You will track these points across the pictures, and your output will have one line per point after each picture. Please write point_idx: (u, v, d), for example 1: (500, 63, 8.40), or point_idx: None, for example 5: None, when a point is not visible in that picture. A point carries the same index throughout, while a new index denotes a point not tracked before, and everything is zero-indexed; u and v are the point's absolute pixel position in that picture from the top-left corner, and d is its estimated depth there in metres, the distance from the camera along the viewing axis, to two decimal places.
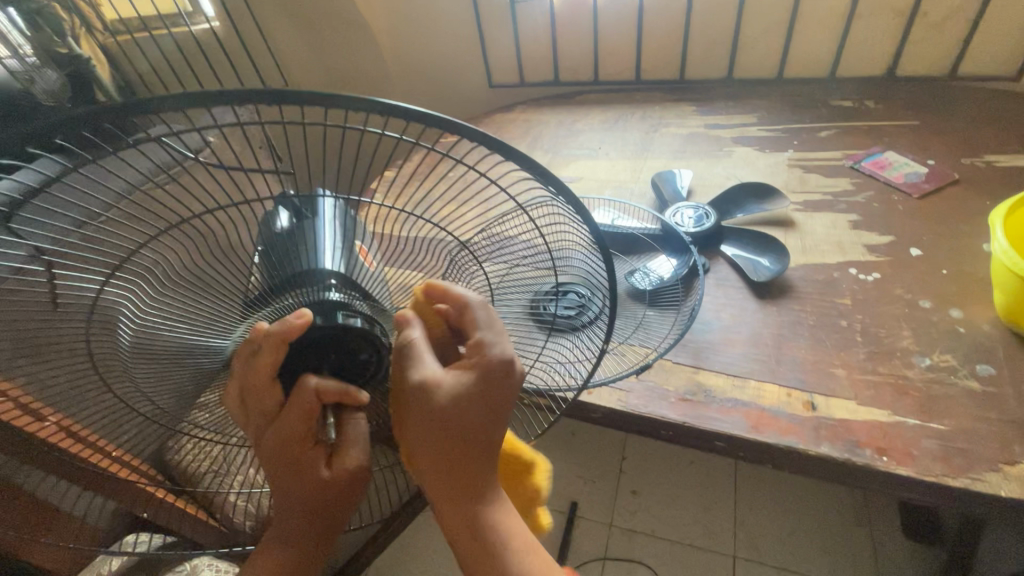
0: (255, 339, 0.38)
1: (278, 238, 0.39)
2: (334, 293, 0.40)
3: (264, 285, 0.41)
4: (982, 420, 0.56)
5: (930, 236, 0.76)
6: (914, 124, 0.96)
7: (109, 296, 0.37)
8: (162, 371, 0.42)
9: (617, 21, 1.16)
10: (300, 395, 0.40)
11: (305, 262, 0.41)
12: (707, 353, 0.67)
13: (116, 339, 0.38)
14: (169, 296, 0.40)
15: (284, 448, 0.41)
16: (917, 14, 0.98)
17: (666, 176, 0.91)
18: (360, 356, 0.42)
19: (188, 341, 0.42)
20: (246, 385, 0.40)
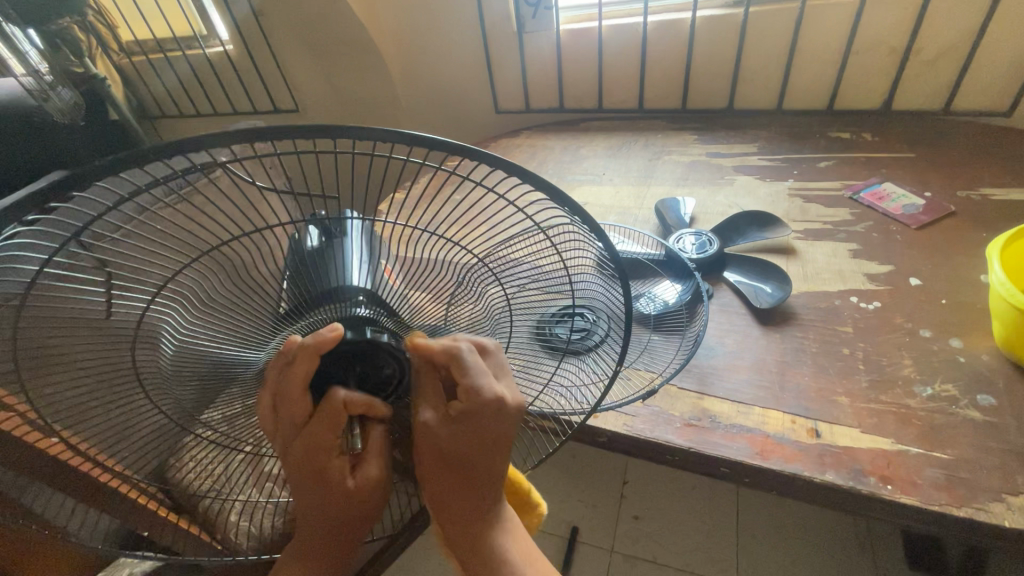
0: (290, 350, 0.39)
1: (308, 255, 0.41)
2: (363, 309, 0.43)
3: (296, 301, 0.43)
4: (984, 449, 0.57)
5: (929, 266, 0.77)
6: (911, 157, 0.99)
7: (154, 314, 0.38)
8: (194, 384, 0.43)
9: (621, 53, 1.20)
10: (328, 406, 0.40)
11: (334, 278, 0.42)
12: (711, 378, 0.68)
13: (157, 354, 0.40)
14: (207, 312, 0.41)
15: (311, 459, 0.42)
16: (911, 51, 1.02)
17: (670, 204, 0.93)
18: (383, 371, 0.43)
19: (223, 355, 0.43)
20: (280, 393, 0.40)
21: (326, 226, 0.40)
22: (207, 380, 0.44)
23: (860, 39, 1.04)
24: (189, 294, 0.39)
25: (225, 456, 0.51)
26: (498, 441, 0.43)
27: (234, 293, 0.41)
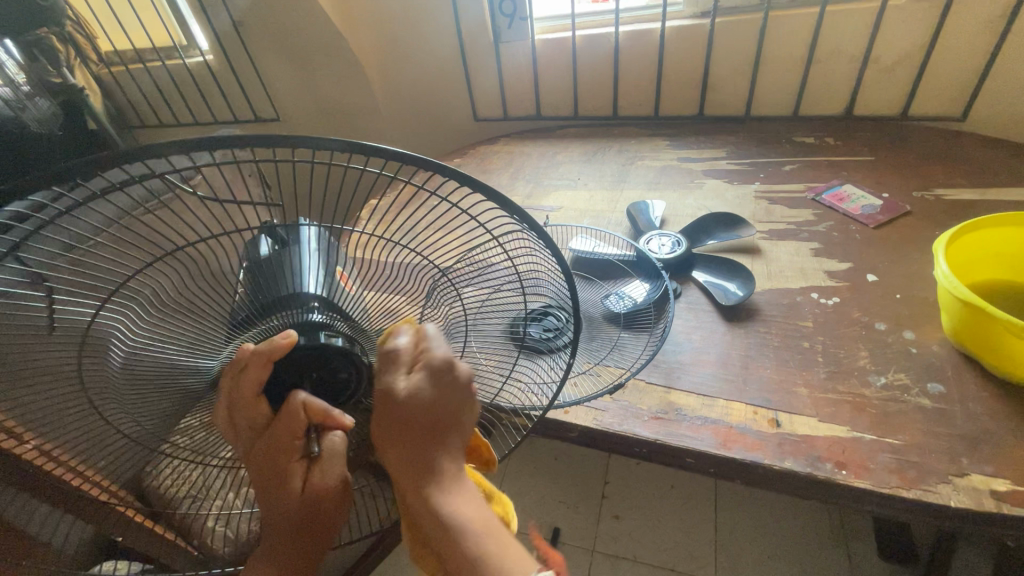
0: (242, 357, 0.41)
1: (263, 262, 0.43)
2: (316, 315, 0.43)
3: (244, 310, 0.42)
4: (933, 434, 0.59)
5: (885, 263, 0.81)
6: (871, 160, 1.03)
7: (102, 321, 0.39)
8: (149, 393, 0.44)
9: (595, 62, 1.23)
10: (287, 406, 0.42)
11: (287, 284, 0.43)
12: (678, 373, 0.70)
13: (107, 360, 0.40)
14: (160, 320, 0.42)
15: (271, 459, 0.43)
16: (869, 60, 1.07)
17: (641, 207, 0.96)
18: (340, 374, 0.44)
19: (177, 362, 0.44)
20: (236, 398, 0.42)
21: (277, 231, 0.43)
22: (162, 389, 0.44)
23: (821, 48, 1.08)
24: (140, 301, 0.41)
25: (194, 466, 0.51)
26: (445, 407, 0.42)
27: (186, 301, 0.42)
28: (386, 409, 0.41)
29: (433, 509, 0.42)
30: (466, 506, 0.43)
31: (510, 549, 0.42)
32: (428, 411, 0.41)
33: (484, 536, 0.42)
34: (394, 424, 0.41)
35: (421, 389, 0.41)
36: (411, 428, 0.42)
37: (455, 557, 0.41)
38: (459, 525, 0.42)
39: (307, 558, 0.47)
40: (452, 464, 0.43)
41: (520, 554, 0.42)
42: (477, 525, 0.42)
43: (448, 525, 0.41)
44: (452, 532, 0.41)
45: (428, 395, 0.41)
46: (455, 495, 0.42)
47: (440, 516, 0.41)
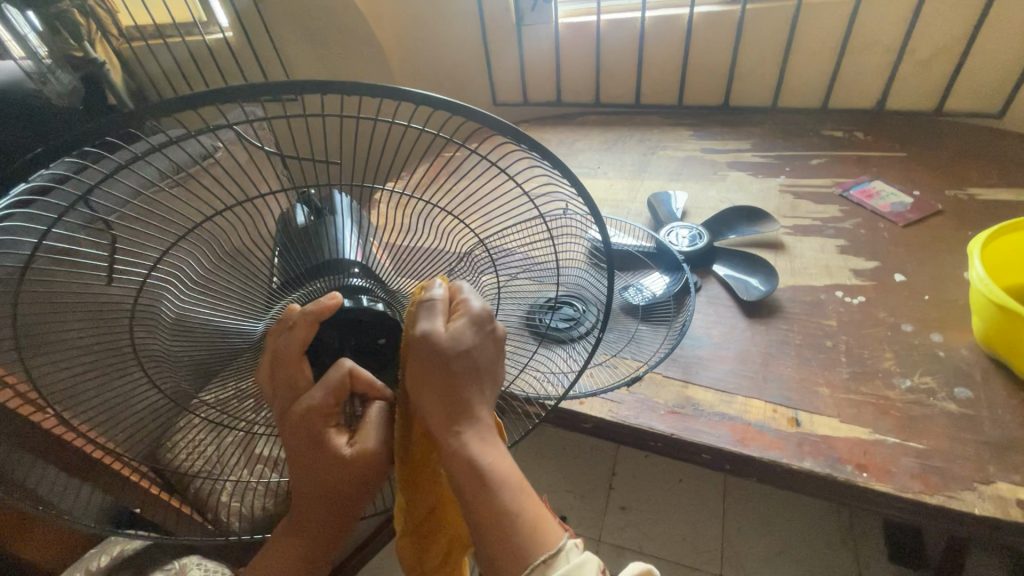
0: (291, 317, 0.40)
1: (299, 231, 0.44)
2: (357, 279, 0.45)
3: (294, 269, 0.45)
4: (959, 440, 0.58)
5: (914, 263, 0.78)
6: (901, 156, 1.00)
7: (155, 282, 0.40)
8: (197, 353, 0.44)
9: (620, 48, 1.21)
10: (333, 374, 0.41)
11: (330, 250, 0.46)
12: (696, 368, 0.69)
13: (158, 317, 0.41)
14: (209, 280, 0.43)
15: (307, 423, 0.41)
16: (905, 51, 1.03)
17: (662, 198, 0.94)
18: (377, 341, 0.44)
19: (225, 323, 0.44)
20: (279, 357, 0.41)
21: (314, 202, 0.43)
22: (208, 347, 0.44)
23: (856, 38, 1.04)
24: (189, 262, 0.41)
25: (220, 433, 0.49)
26: (480, 361, 0.41)
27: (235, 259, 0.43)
28: (425, 353, 0.40)
29: (469, 460, 0.40)
30: (501, 463, 0.41)
31: (541, 513, 0.41)
32: (467, 359, 0.40)
33: (519, 495, 0.40)
34: (433, 368, 0.40)
35: (463, 335, 0.40)
36: (449, 376, 0.40)
37: (490, 512, 0.39)
38: (494, 477, 0.40)
39: (337, 516, 0.47)
40: (485, 413, 0.42)
41: (546, 515, 0.41)
42: (509, 482, 0.40)
43: (483, 476, 0.40)
44: (485, 485, 0.39)
45: (469, 340, 0.40)
46: (489, 454, 0.41)
47: (475, 468, 0.40)
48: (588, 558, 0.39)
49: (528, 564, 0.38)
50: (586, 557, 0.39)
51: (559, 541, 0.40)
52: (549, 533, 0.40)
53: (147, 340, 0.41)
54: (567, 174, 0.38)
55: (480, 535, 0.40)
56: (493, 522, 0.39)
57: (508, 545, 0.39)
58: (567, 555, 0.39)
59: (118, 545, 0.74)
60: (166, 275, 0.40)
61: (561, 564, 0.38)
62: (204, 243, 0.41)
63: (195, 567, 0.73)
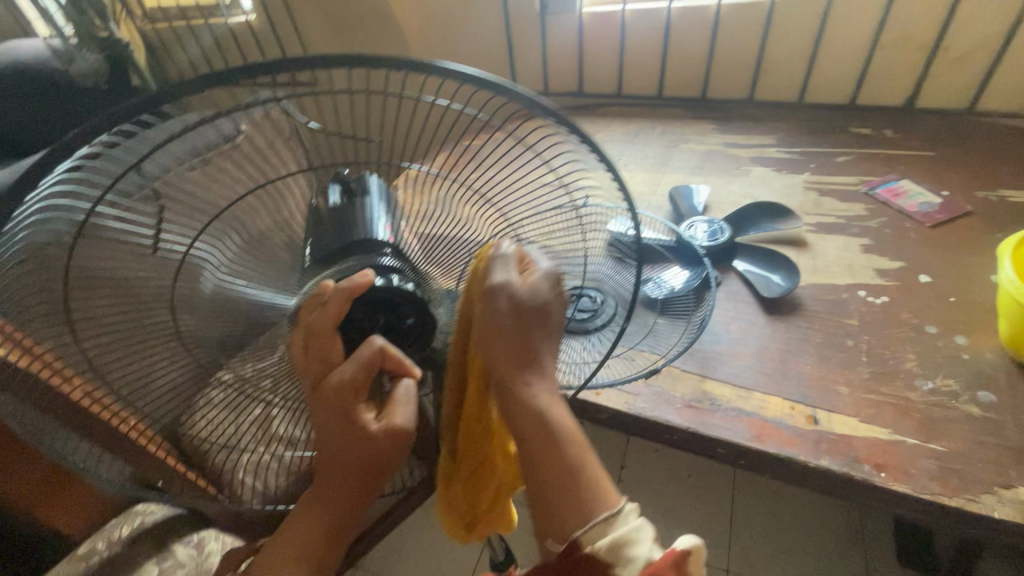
0: (324, 293, 0.41)
1: (333, 211, 0.45)
2: (388, 259, 0.45)
3: (325, 248, 0.46)
4: (981, 444, 0.57)
5: (940, 264, 0.77)
6: (930, 155, 0.98)
7: (198, 251, 0.43)
8: (233, 323, 0.46)
9: (644, 39, 1.19)
10: (364, 351, 0.42)
11: (362, 230, 0.46)
12: (714, 363, 0.69)
13: (199, 284, 0.43)
14: (246, 250, 0.45)
15: (337, 396, 0.42)
16: (939, 48, 1.00)
17: (683, 191, 0.93)
18: (406, 322, 0.44)
19: (260, 294, 0.46)
20: (311, 332, 0.41)
21: (347, 182, 0.46)
22: (244, 318, 0.46)
23: (889, 34, 1.02)
24: (226, 236, 0.44)
25: (247, 408, 0.49)
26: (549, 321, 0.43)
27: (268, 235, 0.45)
28: (504, 305, 0.41)
29: (537, 412, 0.42)
30: (566, 419, 0.43)
31: (600, 473, 0.43)
32: (542, 313, 0.42)
33: (582, 452, 0.43)
34: (507, 322, 0.41)
35: (540, 288, 0.42)
36: (522, 332, 0.42)
37: (555, 463, 0.41)
38: (560, 430, 0.42)
39: (364, 486, 0.49)
40: (551, 368, 0.44)
41: (604, 476, 0.43)
42: (573, 437, 0.43)
43: (550, 428, 0.42)
44: (551, 437, 0.42)
45: (546, 296, 0.42)
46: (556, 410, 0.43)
47: (544, 419, 0.42)
48: (644, 523, 0.40)
49: (588, 519, 0.40)
50: (642, 522, 0.40)
51: (618, 501, 0.41)
52: (608, 492, 0.42)
53: (186, 306, 0.43)
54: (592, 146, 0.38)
55: (545, 487, 0.42)
56: (558, 475, 0.41)
57: (570, 496, 0.41)
58: (626, 517, 0.40)
59: (138, 517, 0.75)
60: (206, 247, 0.43)
61: (619, 525, 0.40)
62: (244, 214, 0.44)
63: (213, 540, 0.75)
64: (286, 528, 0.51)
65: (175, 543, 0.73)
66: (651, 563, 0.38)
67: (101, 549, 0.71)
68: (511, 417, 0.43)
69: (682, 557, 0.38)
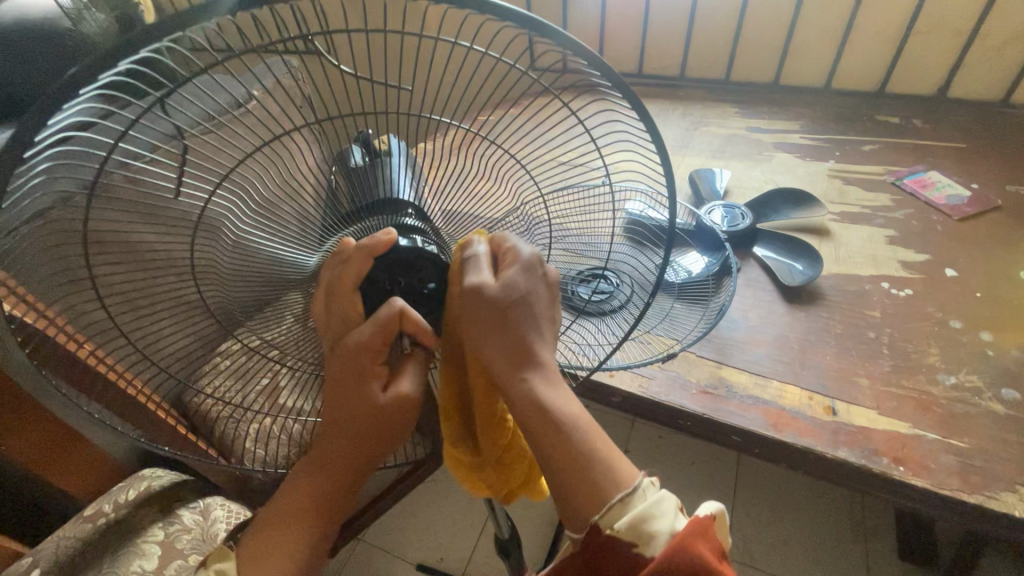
0: (346, 251, 0.40)
1: (357, 171, 0.44)
2: (411, 220, 0.44)
3: (347, 208, 0.45)
4: (1002, 441, 0.56)
5: (966, 258, 0.75)
6: (961, 147, 0.95)
7: (216, 208, 0.39)
8: (255, 285, 0.43)
9: (669, 17, 1.16)
10: (384, 312, 0.40)
11: (385, 190, 0.45)
12: (731, 350, 0.68)
13: (218, 245, 0.40)
14: (266, 208, 0.42)
15: (355, 356, 0.41)
16: (977, 35, 0.97)
17: (705, 175, 0.91)
18: (428, 287, 0.43)
19: (281, 254, 0.44)
20: (331, 288, 0.41)
21: (372, 145, 0.44)
22: (265, 279, 0.44)
23: (925, 19, 0.98)
24: (246, 189, 0.40)
25: (265, 370, 0.48)
26: (532, 308, 0.42)
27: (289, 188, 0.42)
28: (482, 305, 0.40)
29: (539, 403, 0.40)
30: (566, 403, 0.41)
31: (613, 451, 0.41)
32: (524, 303, 0.41)
33: (589, 433, 0.41)
34: (489, 317, 0.40)
35: (515, 283, 0.40)
36: (508, 322, 0.41)
37: (564, 455, 0.40)
38: (561, 417, 0.40)
39: (361, 459, 0.47)
40: (549, 358, 0.42)
41: (617, 453, 0.41)
42: (579, 420, 0.41)
43: (553, 418, 0.40)
44: (559, 424, 0.40)
45: (524, 287, 0.41)
46: (555, 396, 0.41)
47: (546, 407, 0.40)
48: (665, 495, 0.39)
49: (605, 501, 0.39)
50: (663, 494, 0.39)
51: (633, 479, 0.39)
52: (622, 471, 0.40)
53: (205, 269, 0.40)
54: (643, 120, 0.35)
55: (557, 477, 0.40)
56: (569, 464, 0.39)
57: (586, 483, 0.39)
58: (644, 493, 0.38)
59: (145, 482, 0.75)
60: (226, 201, 0.40)
61: (638, 501, 0.38)
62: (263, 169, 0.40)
63: (219, 507, 0.75)
64: (280, 492, 0.51)
65: (181, 508, 0.73)
66: (676, 536, 0.36)
67: (107, 512, 0.71)
68: (512, 409, 0.41)
69: (706, 522, 0.37)
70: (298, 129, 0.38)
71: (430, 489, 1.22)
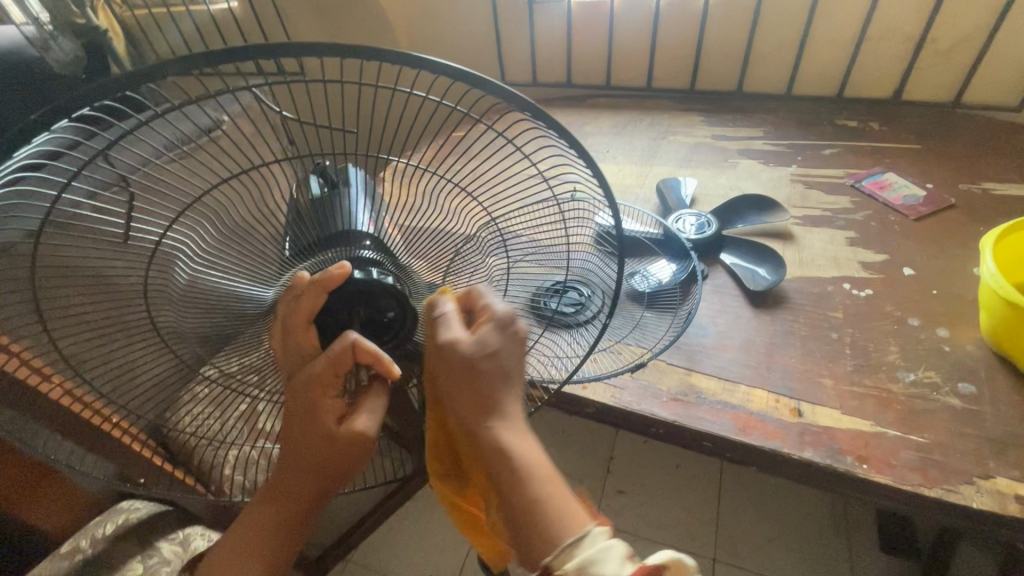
0: (296, 286, 0.40)
1: (314, 202, 0.43)
2: (368, 252, 0.44)
3: (302, 241, 0.44)
4: (960, 434, 0.58)
5: (923, 257, 0.78)
6: (916, 148, 0.98)
7: (168, 243, 0.40)
8: (210, 318, 0.44)
9: (633, 29, 1.18)
10: (338, 346, 0.41)
11: (342, 222, 0.45)
12: (700, 357, 0.69)
13: (171, 277, 0.41)
14: (222, 243, 0.42)
15: (308, 392, 0.42)
16: (925, 40, 1.00)
17: (671, 184, 0.93)
18: (387, 314, 0.44)
19: (233, 288, 0.44)
20: (287, 325, 0.41)
21: (328, 173, 0.43)
22: (220, 312, 0.44)
23: (876, 25, 1.02)
24: (201, 225, 0.41)
25: (243, 399, 0.50)
26: (501, 367, 0.43)
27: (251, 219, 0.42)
28: (450, 362, 0.41)
29: (502, 450, 0.41)
30: (530, 450, 0.42)
31: (571, 502, 0.41)
32: (494, 360, 0.42)
33: (546, 481, 0.42)
34: (457, 373, 0.42)
35: (487, 339, 0.42)
36: (476, 380, 0.42)
37: (521, 504, 0.40)
38: (523, 468, 0.41)
39: (320, 489, 0.48)
40: (515, 410, 0.43)
41: (573, 502, 0.41)
42: (541, 469, 0.42)
43: (513, 467, 0.41)
44: (517, 474, 0.41)
45: (493, 345, 0.42)
46: (520, 446, 0.42)
47: (507, 457, 0.41)
48: (614, 543, 0.39)
49: (556, 545, 0.39)
50: (612, 542, 0.39)
51: (585, 524, 0.40)
52: (574, 516, 0.40)
53: (157, 298, 0.41)
54: (580, 153, 0.37)
55: (514, 523, 0.41)
56: (523, 514, 0.40)
57: (541, 531, 0.40)
58: (592, 540, 0.39)
59: (124, 514, 0.74)
60: (180, 237, 0.40)
61: (585, 547, 0.38)
62: (218, 206, 0.41)
63: (199, 537, 0.74)
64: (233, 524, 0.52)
65: (161, 540, 0.72)
66: None
67: (84, 547, 0.70)
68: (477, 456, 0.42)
69: (652, 571, 0.37)
70: (254, 169, 0.38)
71: (418, 507, 1.22)
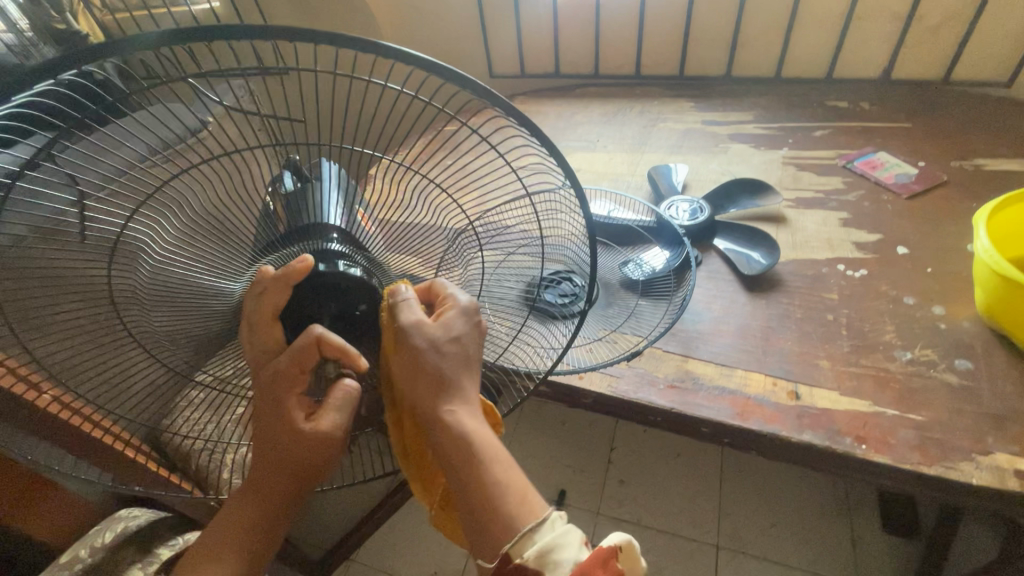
0: (261, 281, 0.40)
1: (285, 196, 0.42)
2: (335, 245, 0.43)
3: (272, 236, 0.43)
4: (958, 411, 0.58)
5: (917, 235, 0.77)
6: (906, 127, 0.98)
7: (134, 234, 0.39)
8: (180, 315, 0.43)
9: (620, 17, 1.17)
10: (300, 340, 0.40)
11: (312, 215, 0.43)
12: (696, 343, 0.69)
13: (137, 270, 0.40)
14: (190, 236, 0.41)
15: (274, 387, 0.42)
16: (914, 18, 1.00)
17: (662, 171, 0.92)
18: (359, 309, 0.43)
19: (204, 284, 0.43)
20: (252, 321, 0.41)
21: (301, 169, 0.41)
22: (191, 309, 0.43)
23: (864, 4, 1.01)
24: (167, 215, 0.40)
25: (227, 401, 0.49)
26: (466, 354, 0.43)
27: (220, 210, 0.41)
28: (416, 346, 0.41)
29: (461, 435, 0.41)
30: (490, 438, 0.43)
31: (527, 489, 0.42)
32: (457, 346, 0.42)
33: (508, 467, 0.42)
34: (422, 358, 0.41)
35: (452, 324, 0.42)
36: (439, 366, 0.42)
37: (481, 490, 0.40)
38: (483, 454, 0.41)
39: (293, 490, 0.47)
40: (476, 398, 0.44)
41: (529, 489, 0.42)
42: (501, 455, 0.42)
43: (473, 453, 0.41)
44: (476, 460, 0.41)
45: (459, 331, 0.42)
46: (482, 433, 0.42)
47: (466, 441, 0.41)
48: (571, 527, 0.40)
49: (516, 531, 0.39)
50: (569, 526, 0.40)
51: (541, 511, 0.41)
52: (533, 503, 0.41)
53: (124, 292, 0.40)
54: (553, 154, 0.37)
55: (475, 511, 0.40)
56: (484, 499, 0.40)
57: (502, 515, 0.40)
58: (552, 524, 0.40)
59: (121, 523, 0.73)
60: (144, 228, 0.39)
61: (545, 532, 0.39)
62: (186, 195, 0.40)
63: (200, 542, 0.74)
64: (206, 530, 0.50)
65: (160, 547, 0.71)
66: (578, 565, 0.37)
67: (84, 557, 0.69)
68: (436, 445, 0.42)
69: (608, 553, 0.38)
70: (221, 158, 0.37)
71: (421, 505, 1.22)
